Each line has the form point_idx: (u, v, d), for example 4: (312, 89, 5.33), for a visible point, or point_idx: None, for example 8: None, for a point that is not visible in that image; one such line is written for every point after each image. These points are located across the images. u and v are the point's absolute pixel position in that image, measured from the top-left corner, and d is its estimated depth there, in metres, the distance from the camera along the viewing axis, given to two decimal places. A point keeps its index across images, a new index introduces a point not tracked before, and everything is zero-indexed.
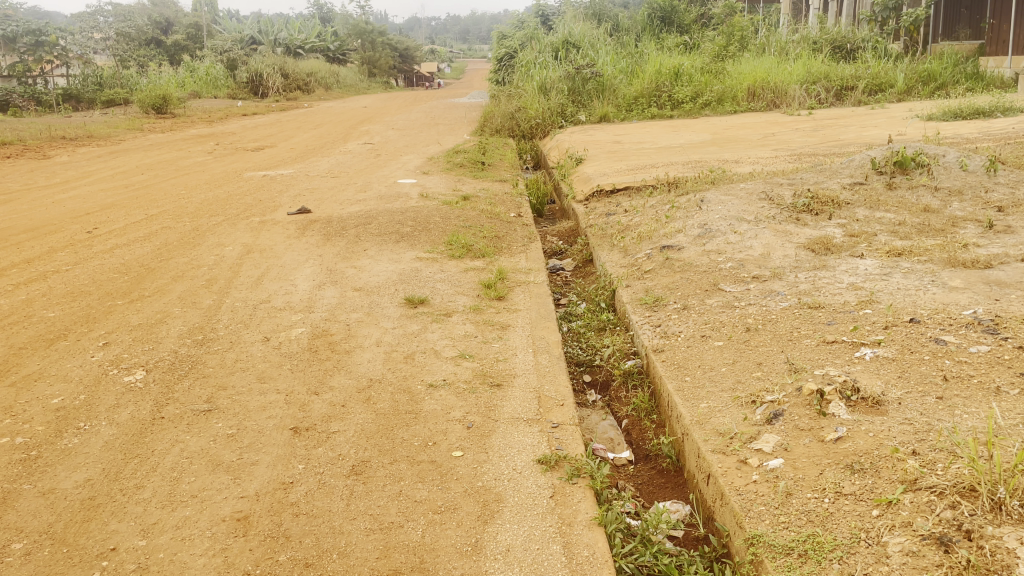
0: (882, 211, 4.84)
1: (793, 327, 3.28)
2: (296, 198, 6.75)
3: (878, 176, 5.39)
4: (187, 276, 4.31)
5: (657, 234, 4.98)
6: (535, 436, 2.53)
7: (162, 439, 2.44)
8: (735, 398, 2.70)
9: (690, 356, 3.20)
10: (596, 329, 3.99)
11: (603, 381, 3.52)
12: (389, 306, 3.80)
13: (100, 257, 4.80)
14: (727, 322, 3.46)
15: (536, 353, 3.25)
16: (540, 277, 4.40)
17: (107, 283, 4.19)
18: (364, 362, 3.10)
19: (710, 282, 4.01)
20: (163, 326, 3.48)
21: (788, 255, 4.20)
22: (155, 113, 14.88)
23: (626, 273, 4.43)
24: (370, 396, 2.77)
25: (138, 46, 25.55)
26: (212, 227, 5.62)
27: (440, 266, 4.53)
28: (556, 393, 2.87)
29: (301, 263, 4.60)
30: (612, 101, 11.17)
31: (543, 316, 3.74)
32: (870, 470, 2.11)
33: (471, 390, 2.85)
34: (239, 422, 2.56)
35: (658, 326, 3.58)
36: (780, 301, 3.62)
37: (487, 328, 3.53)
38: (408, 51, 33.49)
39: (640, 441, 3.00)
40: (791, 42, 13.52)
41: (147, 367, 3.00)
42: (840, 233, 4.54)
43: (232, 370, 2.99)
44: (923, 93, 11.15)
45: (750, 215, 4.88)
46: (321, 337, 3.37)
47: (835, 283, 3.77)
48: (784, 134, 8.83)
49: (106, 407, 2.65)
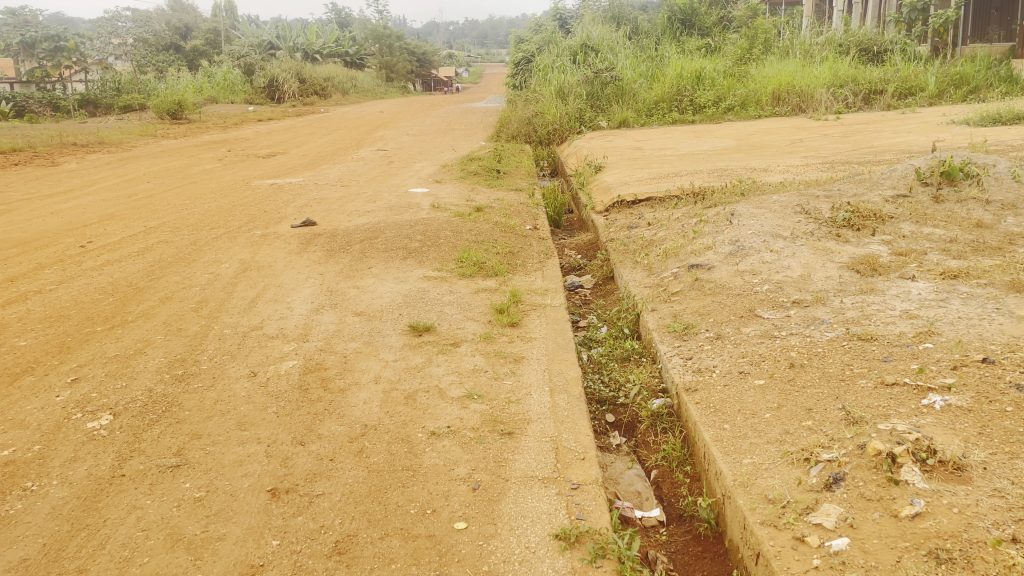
0: (930, 227, 4.43)
1: (845, 364, 2.90)
2: (302, 210, 6.43)
3: (923, 187, 4.97)
4: (176, 298, 3.98)
5: (684, 251, 4.59)
6: (551, 501, 2.17)
7: (117, 505, 2.10)
8: (785, 453, 2.32)
9: (727, 397, 2.82)
10: (619, 360, 3.62)
11: (628, 422, 3.15)
12: (390, 334, 3.45)
13: (88, 275, 4.49)
14: (768, 356, 3.09)
15: (553, 393, 2.88)
16: (557, 298, 4.04)
17: (90, 306, 3.87)
18: (359, 403, 2.75)
19: (746, 307, 3.63)
20: (141, 358, 3.15)
21: (831, 277, 3.81)
22: (169, 119, 14.67)
23: (651, 295, 4.06)
24: (363, 448, 2.43)
25: (157, 51, 25.35)
26: (211, 241, 5.31)
27: (449, 287, 4.18)
28: (577, 444, 2.50)
29: (300, 283, 4.27)
30: (632, 106, 10.80)
31: (561, 346, 3.38)
32: (961, 561, 1.75)
33: (479, 440, 2.50)
34: (209, 482, 2.22)
35: (689, 359, 3.21)
36: (826, 331, 3.24)
37: (498, 361, 3.17)
38: (427, 56, 32.98)
39: (672, 497, 2.63)
40: (816, 44, 13.08)
41: (115, 410, 2.66)
42: (887, 251, 4.14)
43: (210, 414, 2.65)
44: (957, 97, 10.69)
45: (786, 230, 4.49)
46: (314, 372, 3.03)
47: (886, 310, 3.38)
48: (813, 140, 8.41)
49: (61, 461, 2.33)
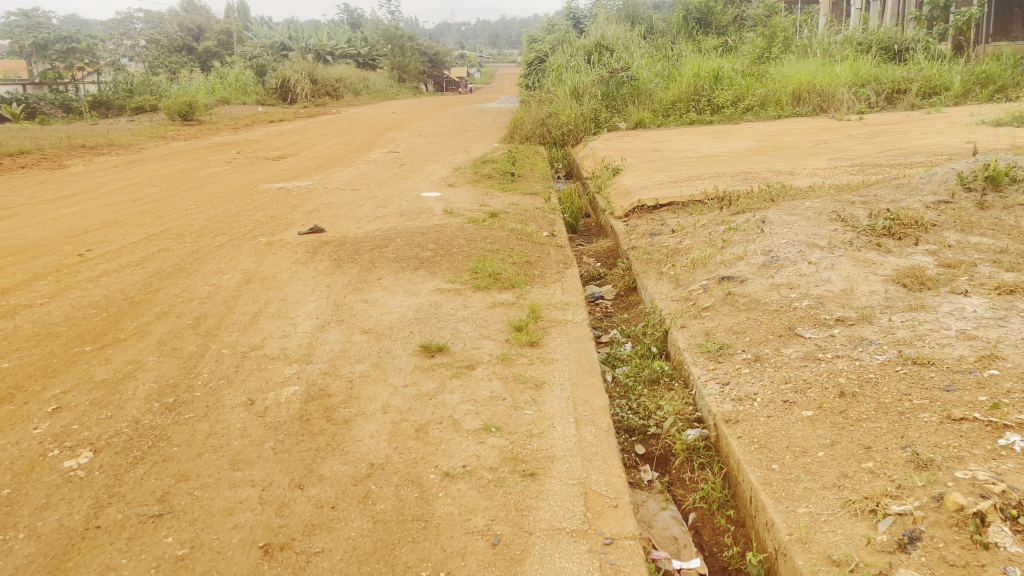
0: (977, 236, 4.14)
1: (902, 393, 2.62)
2: (310, 216, 6.18)
3: (965, 193, 4.66)
4: (173, 313, 3.74)
5: (712, 261, 4.31)
6: (581, 562, 1.92)
7: (89, 565, 1.88)
8: (846, 502, 2.07)
9: (773, 431, 2.54)
10: (647, 382, 3.35)
11: (660, 454, 2.87)
12: (401, 355, 3.20)
13: (83, 287, 4.26)
14: (814, 383, 2.81)
15: (578, 425, 2.61)
16: (578, 313, 3.76)
17: (81, 322, 3.64)
18: (366, 438, 2.49)
19: (785, 324, 3.35)
20: (131, 382, 2.91)
21: (876, 291, 3.53)
22: (180, 120, 14.46)
23: (679, 310, 3.78)
24: (369, 492, 2.18)
25: (169, 52, 25.16)
26: (214, 250, 5.07)
27: (463, 301, 3.91)
28: (608, 488, 2.24)
29: (305, 296, 4.02)
30: (648, 106, 10.52)
31: (585, 369, 3.10)
32: None
33: (498, 483, 2.23)
34: (194, 537, 1.98)
35: (726, 385, 2.93)
36: (876, 354, 2.96)
37: (518, 387, 2.90)
38: (438, 56, 32.63)
39: (713, 546, 2.36)
40: (836, 43, 12.76)
41: (96, 446, 2.42)
42: (933, 262, 3.84)
43: (201, 450, 2.40)
44: (983, 96, 10.32)
45: (822, 239, 4.20)
46: (317, 400, 2.77)
47: (940, 331, 3.09)
48: (838, 141, 8.10)
49: (31, 509, 2.09)
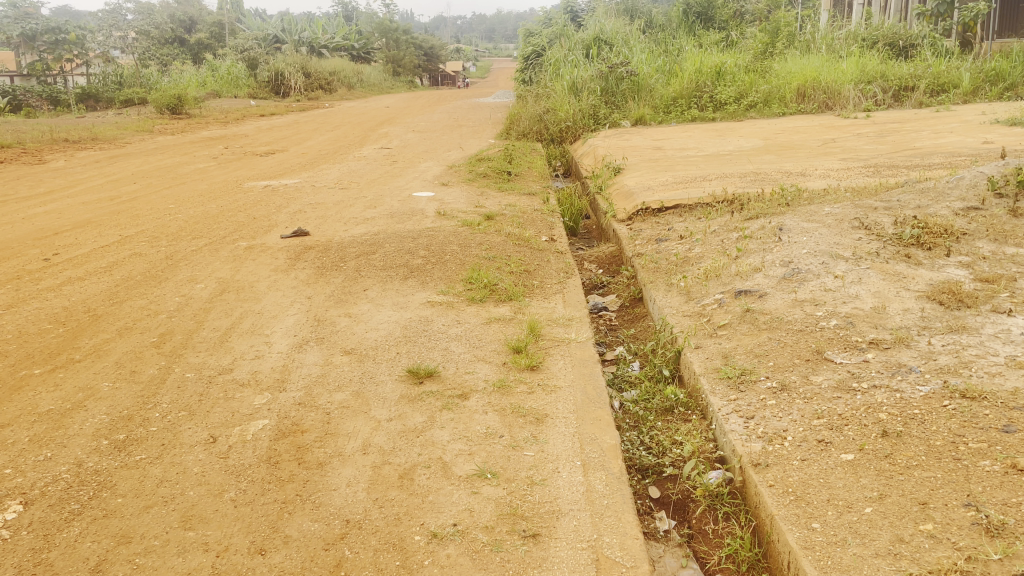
0: (1013, 246, 3.81)
1: (955, 434, 2.29)
2: (295, 217, 5.84)
3: (995, 199, 4.33)
4: (137, 329, 3.40)
5: (727, 272, 3.98)
6: None
7: None
8: None
9: (810, 479, 2.22)
10: (660, 412, 3.04)
11: (677, 499, 2.55)
12: (385, 382, 2.86)
13: (42, 297, 3.91)
14: (852, 419, 2.49)
15: (586, 471, 2.28)
16: (582, 329, 3.45)
17: (33, 339, 3.29)
18: (342, 486, 2.16)
19: (812, 347, 3.02)
20: (79, 414, 2.57)
21: (910, 310, 3.20)
22: (169, 114, 14.06)
23: (693, 327, 3.46)
24: (341, 560, 1.85)
25: (161, 44, 24.80)
26: (190, 255, 4.72)
27: (456, 316, 3.57)
28: (623, 554, 1.92)
29: (283, 309, 3.68)
30: (649, 102, 10.17)
31: (592, 399, 2.77)
32: None
33: (495, 547, 1.91)
34: None
35: (750, 419, 2.61)
36: (919, 384, 2.63)
37: (517, 422, 2.56)
38: (433, 49, 32.22)
39: None
40: (839, 39, 12.41)
41: (28, 497, 2.08)
42: (969, 276, 3.51)
43: (151, 501, 2.07)
44: (991, 96, 9.97)
45: (846, 250, 3.87)
46: (288, 437, 2.44)
47: (987, 358, 2.76)
48: (848, 140, 7.76)
49: None
